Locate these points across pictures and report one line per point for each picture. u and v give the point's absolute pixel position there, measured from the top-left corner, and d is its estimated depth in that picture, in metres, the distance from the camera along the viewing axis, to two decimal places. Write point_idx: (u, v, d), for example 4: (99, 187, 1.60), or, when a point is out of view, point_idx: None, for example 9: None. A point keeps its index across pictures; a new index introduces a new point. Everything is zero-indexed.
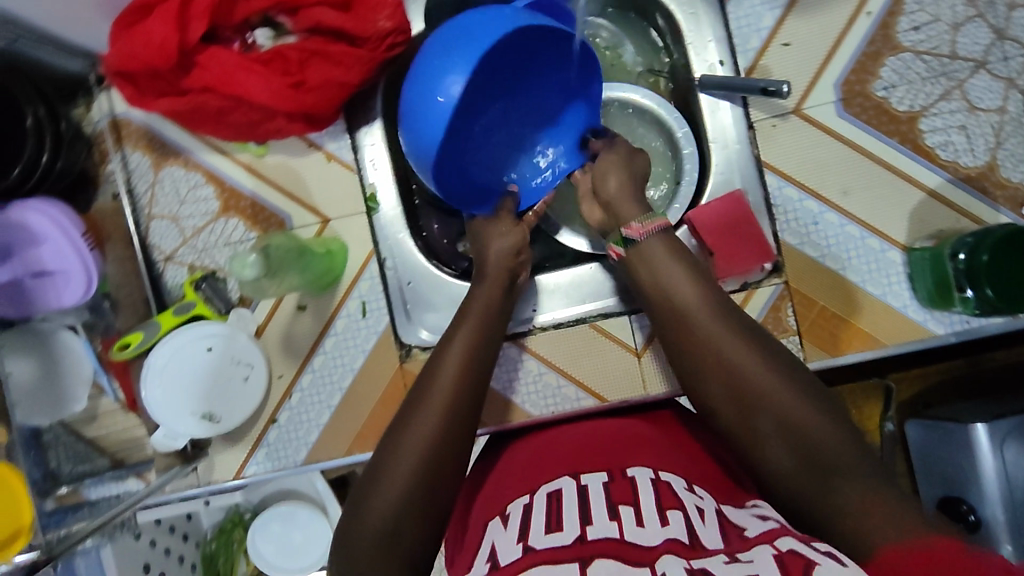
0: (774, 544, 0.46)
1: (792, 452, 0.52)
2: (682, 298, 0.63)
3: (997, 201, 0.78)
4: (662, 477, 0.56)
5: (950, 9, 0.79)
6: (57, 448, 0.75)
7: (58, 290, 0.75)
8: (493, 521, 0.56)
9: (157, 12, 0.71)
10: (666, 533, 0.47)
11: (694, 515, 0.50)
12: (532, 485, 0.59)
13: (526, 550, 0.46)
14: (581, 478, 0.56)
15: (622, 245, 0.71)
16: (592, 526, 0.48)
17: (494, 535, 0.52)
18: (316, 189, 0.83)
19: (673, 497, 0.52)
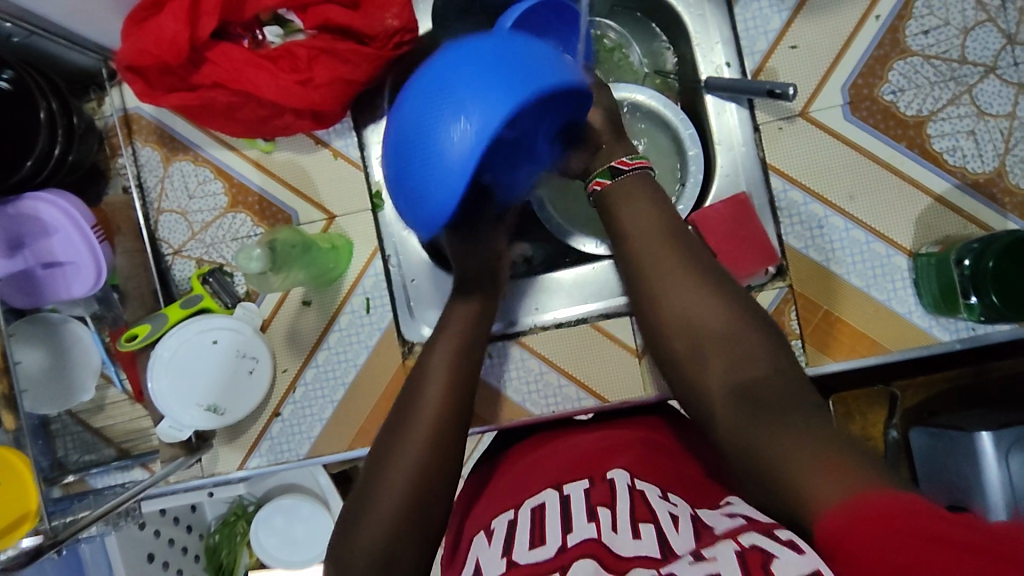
0: (738, 540, 0.45)
1: (732, 393, 0.54)
2: (653, 235, 0.64)
3: (1005, 208, 0.77)
4: (637, 486, 0.55)
5: (961, 14, 0.79)
6: (67, 438, 0.82)
7: (67, 281, 0.76)
8: (479, 538, 0.55)
9: (169, 8, 0.72)
10: (638, 548, 0.47)
11: (667, 527, 0.50)
12: (529, 489, 0.59)
13: (510, 564, 0.47)
14: (563, 489, 0.55)
15: (608, 176, 0.69)
16: (572, 533, 0.48)
17: (478, 551, 0.52)
18: (322, 186, 0.83)
19: (648, 509, 0.51)
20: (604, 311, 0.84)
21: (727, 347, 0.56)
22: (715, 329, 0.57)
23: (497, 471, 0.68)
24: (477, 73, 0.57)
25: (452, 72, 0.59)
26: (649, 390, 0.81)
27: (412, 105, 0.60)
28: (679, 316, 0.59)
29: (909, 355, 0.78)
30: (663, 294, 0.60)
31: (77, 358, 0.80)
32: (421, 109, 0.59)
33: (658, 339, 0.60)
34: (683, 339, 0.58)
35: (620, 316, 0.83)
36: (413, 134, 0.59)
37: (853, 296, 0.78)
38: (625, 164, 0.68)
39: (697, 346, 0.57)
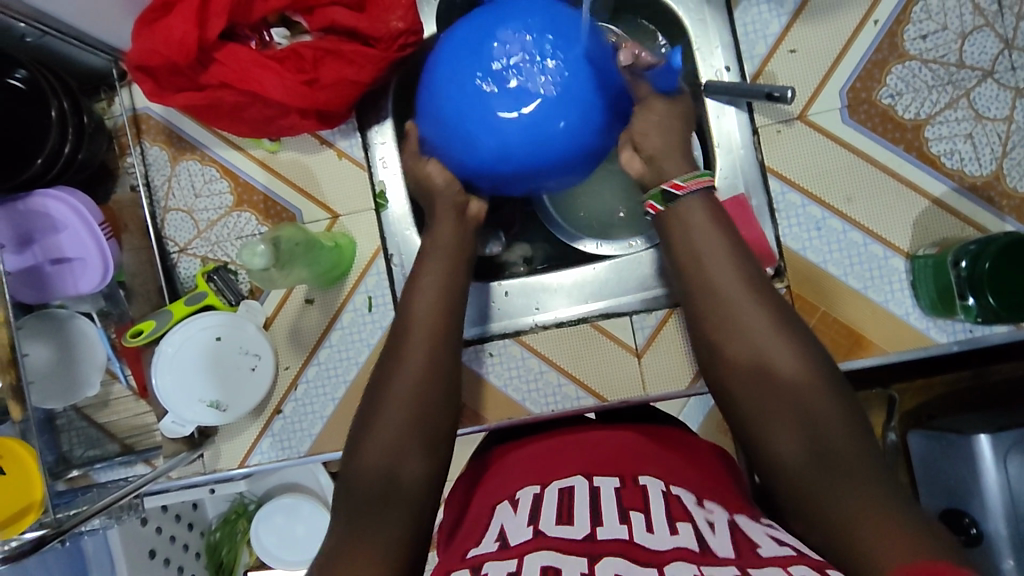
0: (787, 569, 0.42)
1: (799, 441, 0.52)
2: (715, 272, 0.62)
3: (1003, 211, 0.78)
4: (673, 490, 0.55)
5: (958, 19, 0.79)
6: (72, 433, 0.83)
7: (75, 277, 0.77)
8: (501, 504, 0.56)
9: (178, 10, 0.73)
10: (675, 541, 0.46)
11: (702, 526, 0.49)
12: (539, 478, 0.59)
13: (538, 533, 0.47)
14: (593, 479, 0.57)
15: (661, 202, 0.66)
16: (602, 527, 0.48)
17: (502, 517, 0.53)
18: (326, 186, 0.85)
19: (684, 511, 0.51)
20: (603, 311, 0.86)
21: (794, 393, 0.55)
22: (780, 372, 0.56)
23: (494, 462, 0.68)
24: (518, 61, 0.69)
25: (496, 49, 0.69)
26: (648, 389, 0.82)
27: (452, 60, 0.71)
28: (742, 352, 0.58)
29: (906, 356, 0.79)
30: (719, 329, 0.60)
31: (82, 353, 0.81)
32: (466, 75, 0.69)
33: (718, 377, 0.60)
34: (740, 373, 0.58)
35: (619, 316, 0.84)
36: (458, 97, 0.70)
37: (851, 298, 0.79)
38: (680, 189, 0.64)
39: (758, 385, 0.56)
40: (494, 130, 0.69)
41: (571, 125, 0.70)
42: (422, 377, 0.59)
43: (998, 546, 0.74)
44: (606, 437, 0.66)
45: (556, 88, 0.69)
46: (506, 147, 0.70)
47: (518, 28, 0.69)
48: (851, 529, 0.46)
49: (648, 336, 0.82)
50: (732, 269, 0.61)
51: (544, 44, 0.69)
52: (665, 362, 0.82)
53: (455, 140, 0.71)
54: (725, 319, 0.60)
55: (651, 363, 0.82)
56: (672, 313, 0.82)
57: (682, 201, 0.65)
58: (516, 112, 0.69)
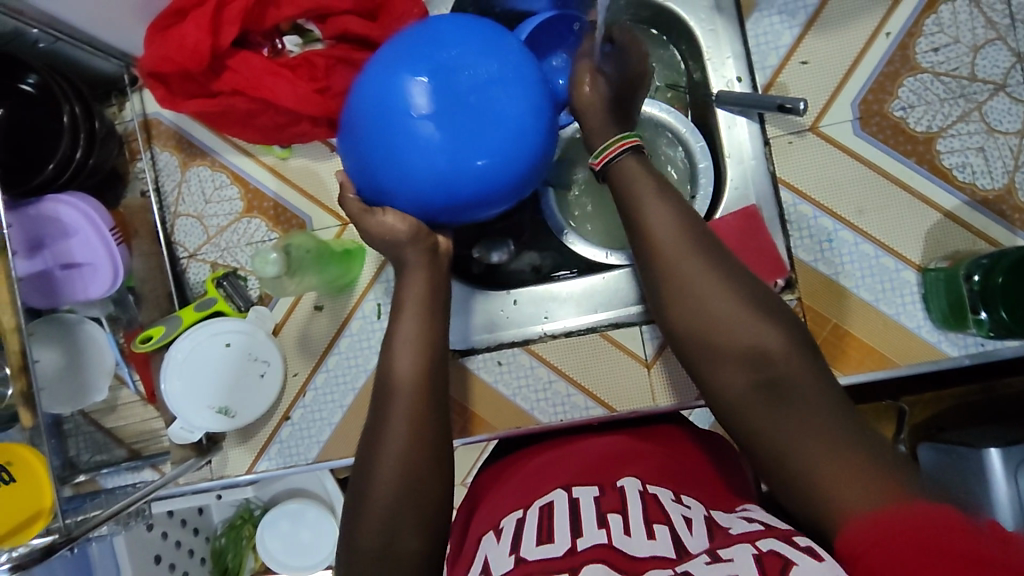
0: (756, 544, 0.44)
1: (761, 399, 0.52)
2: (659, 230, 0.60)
3: (1015, 225, 0.78)
4: (649, 490, 0.55)
5: (971, 32, 0.79)
6: (79, 438, 0.83)
7: (85, 282, 0.77)
8: (486, 537, 0.55)
9: (192, 17, 0.73)
10: (653, 548, 0.46)
11: (680, 527, 0.49)
12: (529, 496, 0.58)
13: (518, 560, 0.46)
14: (573, 491, 0.56)
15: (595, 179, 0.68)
16: (582, 536, 0.47)
17: (485, 549, 0.52)
18: (337, 194, 0.84)
19: (661, 511, 0.51)
20: (613, 320, 0.85)
21: (740, 344, 0.54)
22: (726, 327, 0.54)
23: (505, 473, 0.68)
24: (459, 83, 0.60)
25: (436, 69, 0.60)
26: (658, 401, 0.82)
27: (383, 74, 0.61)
28: (706, 328, 0.55)
29: (917, 369, 0.78)
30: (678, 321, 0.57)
31: (91, 359, 0.81)
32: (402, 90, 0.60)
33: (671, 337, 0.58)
34: (706, 358, 0.55)
35: (629, 325, 0.84)
36: (384, 115, 0.60)
37: (861, 310, 0.79)
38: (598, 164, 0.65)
39: (727, 364, 0.54)
40: (421, 146, 0.59)
41: (510, 161, 0.61)
42: (433, 387, 0.59)
43: None
44: (604, 445, 0.66)
45: (496, 116, 0.60)
46: (432, 168, 0.60)
47: (459, 52, 0.61)
48: (835, 503, 0.46)
49: (657, 346, 0.82)
50: (683, 234, 0.59)
51: (488, 73, 0.61)
52: (675, 372, 0.82)
53: (378, 159, 0.61)
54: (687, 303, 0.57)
55: (661, 373, 0.82)
56: None
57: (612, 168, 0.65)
58: (449, 140, 0.59)
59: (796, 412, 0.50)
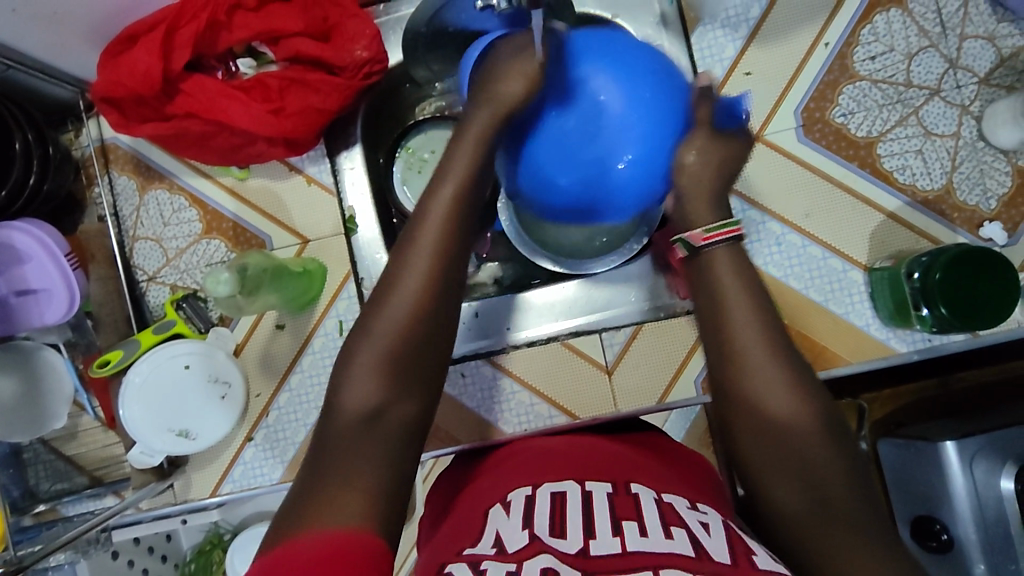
0: None
1: (806, 501, 0.47)
2: (728, 301, 0.51)
3: (955, 223, 0.81)
4: (665, 497, 0.53)
5: (905, 40, 0.83)
6: (39, 467, 0.83)
7: (41, 307, 0.77)
8: (494, 508, 0.53)
9: (143, 42, 0.74)
10: (670, 546, 0.45)
11: (696, 529, 0.48)
12: (493, 493, 0.57)
13: (532, 537, 0.46)
14: (586, 484, 0.54)
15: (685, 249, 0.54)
16: (596, 539, 0.46)
17: (496, 522, 0.50)
18: (296, 212, 0.85)
19: (677, 516, 0.49)
20: (573, 328, 0.86)
21: (794, 444, 0.48)
22: (789, 420, 0.48)
23: (470, 468, 0.66)
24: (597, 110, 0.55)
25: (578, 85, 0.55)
26: (620, 406, 0.83)
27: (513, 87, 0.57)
28: (757, 391, 0.49)
29: (869, 366, 0.80)
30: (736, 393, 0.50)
31: (50, 386, 0.80)
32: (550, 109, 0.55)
33: (724, 423, 0.51)
34: (764, 446, 0.49)
35: (590, 333, 0.85)
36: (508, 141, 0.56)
37: (813, 311, 0.81)
38: (700, 241, 0.52)
39: (772, 448, 0.48)
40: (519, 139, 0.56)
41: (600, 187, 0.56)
42: None
43: (968, 551, 0.74)
44: (586, 444, 0.64)
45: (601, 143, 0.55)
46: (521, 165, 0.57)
47: (600, 65, 0.55)
48: None
49: (617, 353, 0.84)
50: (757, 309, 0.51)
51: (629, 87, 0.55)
52: (634, 376, 0.83)
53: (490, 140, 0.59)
54: (747, 370, 0.49)
55: (622, 380, 0.84)
56: (641, 329, 0.84)
57: (705, 254, 0.52)
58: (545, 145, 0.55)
59: (820, 484, 0.47)
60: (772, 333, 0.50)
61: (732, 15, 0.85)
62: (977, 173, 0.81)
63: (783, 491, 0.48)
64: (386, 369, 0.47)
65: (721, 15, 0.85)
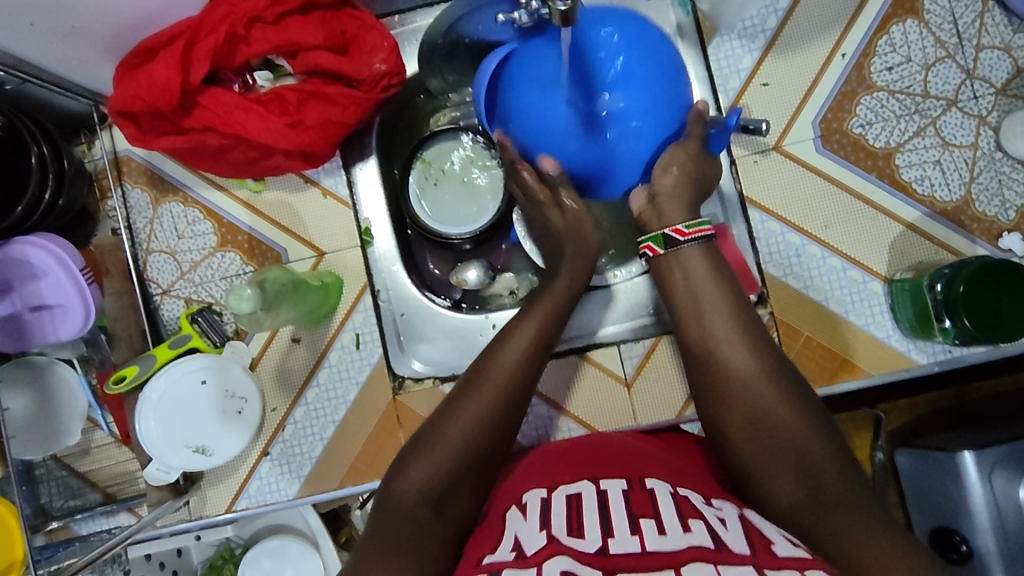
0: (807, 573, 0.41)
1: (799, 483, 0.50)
2: (711, 307, 0.61)
3: (974, 234, 0.81)
4: (681, 492, 0.53)
5: (922, 51, 0.83)
6: (51, 483, 0.82)
7: (56, 323, 0.76)
8: (511, 512, 0.52)
9: (161, 56, 0.74)
10: (689, 540, 0.44)
11: (715, 522, 0.47)
12: (511, 493, 0.56)
13: (551, 539, 0.45)
14: (600, 483, 0.54)
15: (662, 244, 0.66)
16: (614, 537, 0.45)
17: (513, 525, 0.49)
18: (312, 225, 0.85)
19: (694, 508, 0.49)
20: (590, 341, 0.86)
21: (787, 435, 0.52)
22: (775, 411, 0.54)
23: None
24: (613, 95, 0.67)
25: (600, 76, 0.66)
26: (639, 419, 0.83)
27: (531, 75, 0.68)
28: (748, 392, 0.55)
29: (890, 377, 0.80)
30: (718, 385, 0.57)
31: (63, 402, 0.79)
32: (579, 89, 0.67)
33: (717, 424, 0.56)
34: (757, 434, 0.53)
35: (607, 346, 0.85)
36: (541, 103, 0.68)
37: (832, 322, 0.81)
38: (683, 234, 0.65)
39: (765, 438, 0.53)
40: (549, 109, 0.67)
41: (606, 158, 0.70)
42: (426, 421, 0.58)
43: (989, 564, 0.74)
44: (601, 443, 0.64)
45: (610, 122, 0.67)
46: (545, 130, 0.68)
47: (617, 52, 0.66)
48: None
49: (636, 365, 0.83)
50: None
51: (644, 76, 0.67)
52: (653, 388, 0.83)
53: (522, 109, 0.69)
54: (724, 362, 0.57)
55: (641, 391, 0.83)
56: (659, 342, 0.83)
57: (683, 249, 0.65)
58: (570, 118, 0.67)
59: (807, 459, 0.51)
60: (759, 338, 0.58)
61: (749, 25, 0.84)
62: (995, 184, 0.81)
63: (781, 480, 0.51)
64: None
65: (738, 25, 0.84)
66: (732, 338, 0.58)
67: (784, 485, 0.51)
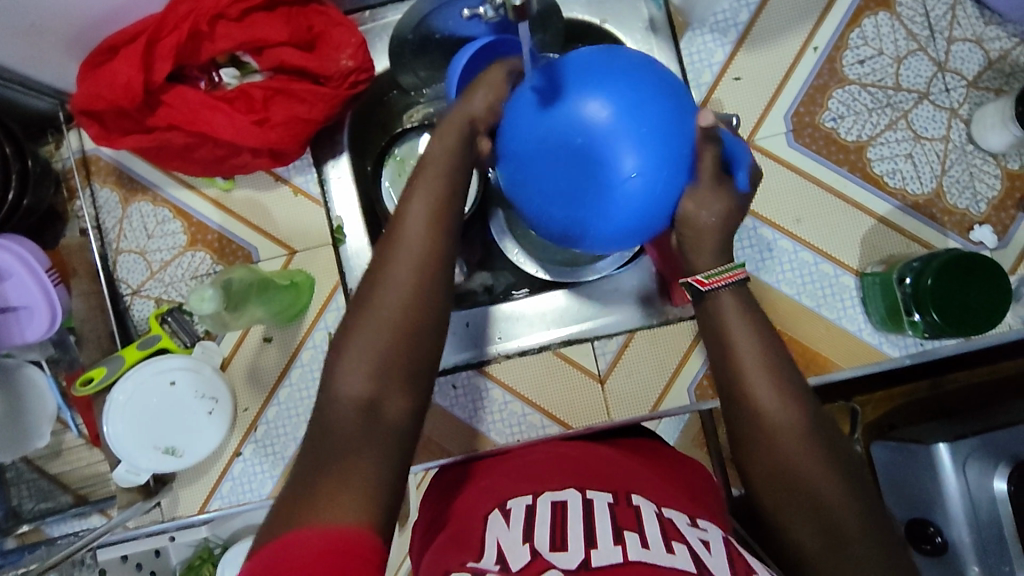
0: None
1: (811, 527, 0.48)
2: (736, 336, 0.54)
3: (945, 226, 0.81)
4: (665, 513, 0.52)
5: (893, 44, 0.83)
6: (21, 486, 0.81)
7: (21, 325, 0.75)
8: (493, 514, 0.53)
9: (123, 54, 0.73)
10: (673, 561, 0.45)
11: (697, 546, 0.48)
12: (487, 501, 0.56)
13: (534, 554, 0.46)
14: (586, 492, 0.54)
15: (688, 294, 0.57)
16: (597, 549, 0.46)
17: (496, 531, 0.50)
18: (283, 223, 0.84)
19: (677, 530, 0.50)
20: (564, 337, 0.85)
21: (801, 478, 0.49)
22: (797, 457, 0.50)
23: (465, 479, 0.64)
24: (567, 144, 0.53)
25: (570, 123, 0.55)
26: (613, 414, 0.83)
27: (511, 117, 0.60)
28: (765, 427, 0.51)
29: (861, 371, 0.80)
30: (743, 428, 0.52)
31: (32, 404, 0.79)
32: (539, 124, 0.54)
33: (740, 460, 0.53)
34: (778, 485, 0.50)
35: (581, 342, 0.84)
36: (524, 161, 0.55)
37: (807, 317, 0.81)
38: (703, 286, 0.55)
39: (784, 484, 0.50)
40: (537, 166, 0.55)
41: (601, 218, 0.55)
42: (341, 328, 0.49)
43: (963, 554, 0.74)
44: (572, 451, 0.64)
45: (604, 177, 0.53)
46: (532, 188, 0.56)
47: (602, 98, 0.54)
48: None
49: (610, 361, 0.83)
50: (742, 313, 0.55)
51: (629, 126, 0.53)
52: (628, 384, 0.83)
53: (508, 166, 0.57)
54: (750, 403, 0.52)
55: (615, 388, 0.83)
56: (633, 337, 0.83)
57: (710, 298, 0.56)
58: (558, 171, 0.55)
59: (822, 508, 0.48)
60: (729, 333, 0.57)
61: (720, 19, 0.84)
62: (967, 176, 0.81)
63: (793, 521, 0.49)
64: (375, 374, 0.46)
65: (710, 19, 0.84)
66: (754, 366, 0.53)
67: (808, 535, 0.49)
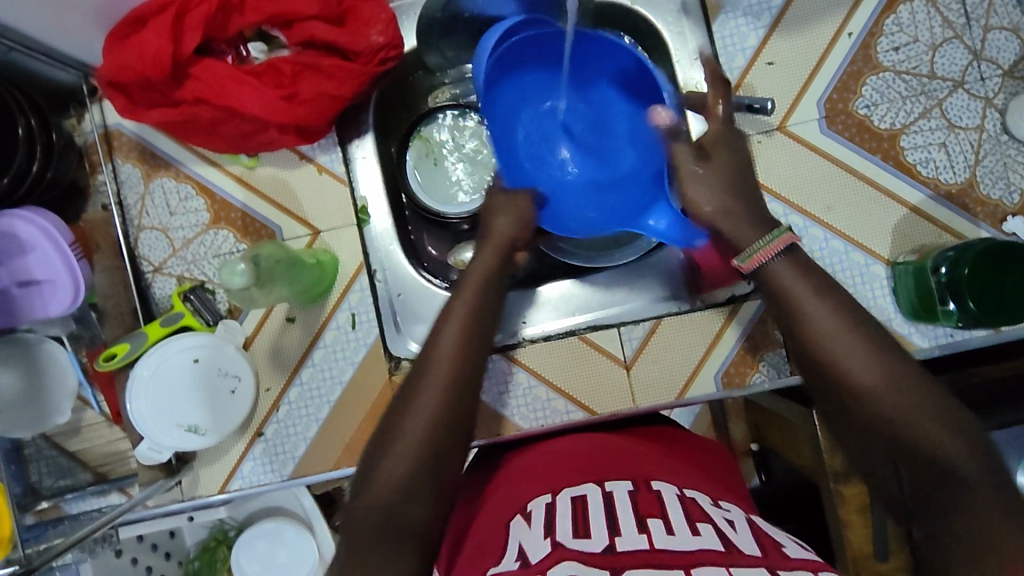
0: None
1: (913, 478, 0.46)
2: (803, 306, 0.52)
3: (978, 217, 0.80)
4: (688, 495, 0.53)
5: (929, 31, 0.81)
6: (41, 463, 0.80)
7: (44, 299, 0.74)
8: (514, 519, 0.53)
9: (152, 25, 0.72)
10: (699, 541, 0.44)
11: (723, 525, 0.48)
12: (515, 500, 0.56)
13: (556, 544, 0.45)
14: (605, 485, 0.54)
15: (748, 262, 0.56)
16: (621, 537, 0.45)
17: (518, 535, 0.49)
18: (306, 201, 0.83)
19: (702, 512, 0.49)
20: (590, 323, 0.85)
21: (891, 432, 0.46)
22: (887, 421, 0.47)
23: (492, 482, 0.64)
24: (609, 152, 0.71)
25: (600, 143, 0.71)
26: (638, 401, 0.82)
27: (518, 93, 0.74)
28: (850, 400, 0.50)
29: None
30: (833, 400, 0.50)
31: (54, 380, 0.78)
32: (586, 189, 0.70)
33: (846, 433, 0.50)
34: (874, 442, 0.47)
35: (606, 328, 0.84)
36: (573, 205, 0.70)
37: None
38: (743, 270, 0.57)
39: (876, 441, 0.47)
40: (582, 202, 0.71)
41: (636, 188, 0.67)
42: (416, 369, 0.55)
43: None
44: (597, 446, 0.63)
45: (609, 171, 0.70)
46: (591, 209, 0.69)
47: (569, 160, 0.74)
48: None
49: (636, 347, 0.82)
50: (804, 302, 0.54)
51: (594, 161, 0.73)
52: (653, 371, 0.82)
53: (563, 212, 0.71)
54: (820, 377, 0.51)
55: (641, 375, 0.82)
56: (659, 325, 0.82)
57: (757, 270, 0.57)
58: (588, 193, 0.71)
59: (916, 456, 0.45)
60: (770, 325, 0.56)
61: (754, 2, 0.83)
62: (1000, 167, 0.80)
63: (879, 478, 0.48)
64: None
65: (743, 2, 0.83)
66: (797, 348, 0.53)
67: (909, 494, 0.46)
